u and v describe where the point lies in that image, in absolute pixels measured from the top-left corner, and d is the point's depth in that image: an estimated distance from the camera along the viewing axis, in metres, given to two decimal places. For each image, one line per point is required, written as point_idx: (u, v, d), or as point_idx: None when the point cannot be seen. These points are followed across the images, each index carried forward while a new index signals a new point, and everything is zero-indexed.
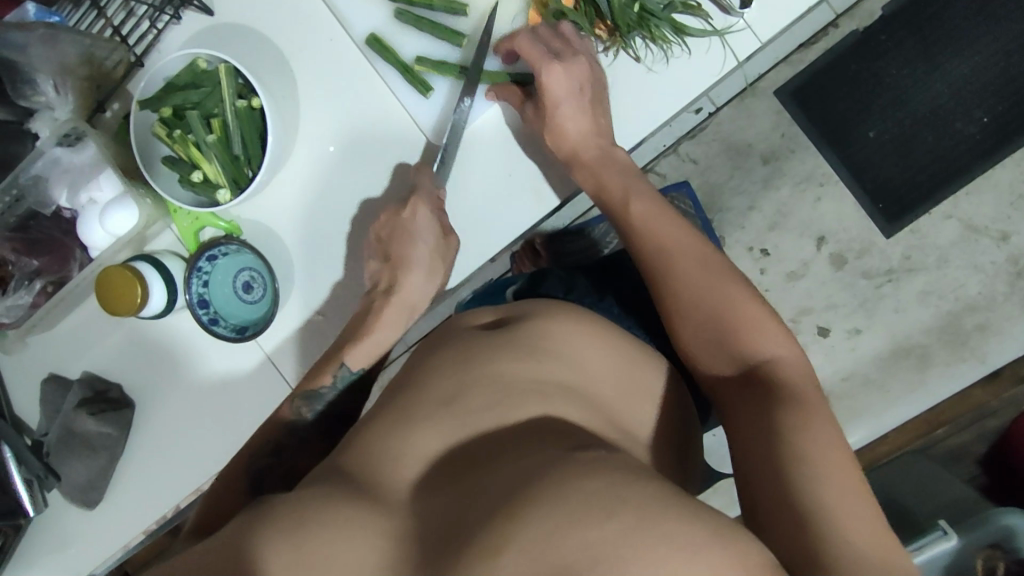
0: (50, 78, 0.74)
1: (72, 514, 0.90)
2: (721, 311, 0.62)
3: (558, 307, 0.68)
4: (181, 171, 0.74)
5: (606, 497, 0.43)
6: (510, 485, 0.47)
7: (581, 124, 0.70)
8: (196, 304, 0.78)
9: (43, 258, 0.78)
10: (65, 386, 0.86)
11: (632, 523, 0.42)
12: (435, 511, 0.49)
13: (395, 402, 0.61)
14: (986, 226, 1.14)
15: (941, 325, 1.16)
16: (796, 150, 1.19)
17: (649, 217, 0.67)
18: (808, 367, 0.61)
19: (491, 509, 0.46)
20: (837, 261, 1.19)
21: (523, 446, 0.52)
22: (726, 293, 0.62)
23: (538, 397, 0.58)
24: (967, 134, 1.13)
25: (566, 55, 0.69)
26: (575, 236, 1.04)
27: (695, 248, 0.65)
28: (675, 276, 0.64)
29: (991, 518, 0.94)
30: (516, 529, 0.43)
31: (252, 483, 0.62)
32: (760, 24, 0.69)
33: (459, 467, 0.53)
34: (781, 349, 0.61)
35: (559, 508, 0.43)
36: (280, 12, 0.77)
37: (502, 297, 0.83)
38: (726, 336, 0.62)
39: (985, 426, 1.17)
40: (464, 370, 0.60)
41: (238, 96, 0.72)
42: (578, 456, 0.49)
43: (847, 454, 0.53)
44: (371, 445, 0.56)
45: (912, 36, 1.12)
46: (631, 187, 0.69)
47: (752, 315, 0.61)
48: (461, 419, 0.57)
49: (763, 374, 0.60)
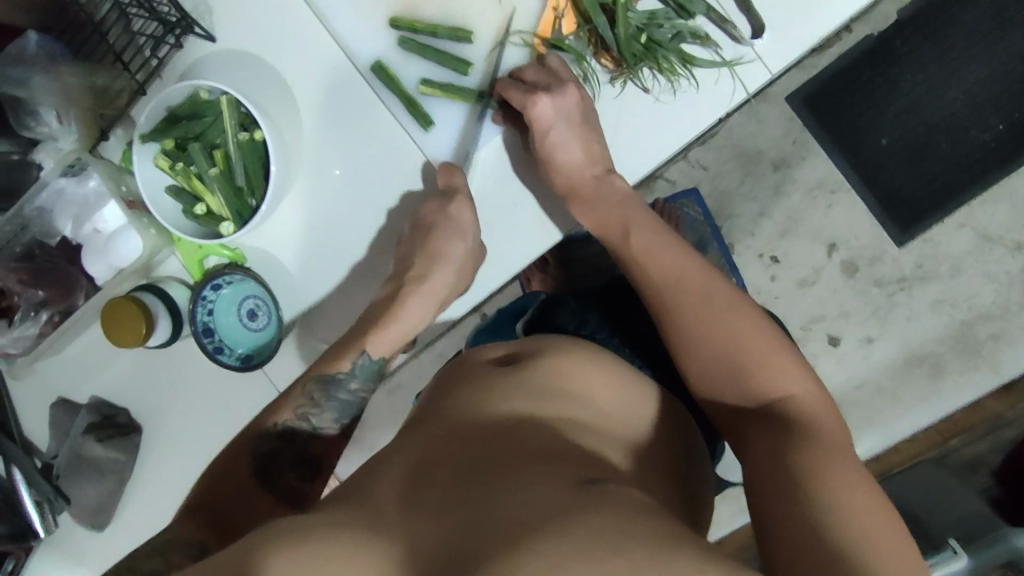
0: (53, 110, 0.74)
1: (84, 533, 0.91)
2: (727, 346, 0.61)
3: (576, 344, 0.67)
4: (184, 203, 0.74)
5: (610, 539, 0.43)
6: (516, 517, 0.46)
7: (586, 150, 0.70)
8: (201, 333, 0.78)
9: (48, 289, 0.78)
10: (74, 409, 0.87)
11: (638, 561, 0.41)
12: (441, 533, 0.47)
13: (409, 434, 0.61)
14: (1001, 235, 1.12)
15: (953, 334, 1.14)
16: (807, 156, 1.17)
17: (651, 251, 0.67)
18: (816, 399, 0.59)
19: (493, 539, 0.44)
20: (849, 269, 1.18)
21: (530, 474, 0.51)
22: (733, 324, 0.61)
23: (545, 430, 0.57)
24: (981, 142, 1.10)
25: (555, 87, 0.69)
26: (583, 242, 1.01)
27: (702, 280, 0.64)
28: (683, 303, 0.63)
29: (1003, 538, 0.94)
30: (521, 557, 0.42)
31: (257, 465, 0.64)
32: (768, 50, 0.66)
33: (466, 491, 0.51)
34: (792, 385, 0.60)
35: (564, 545, 0.42)
36: (281, 39, 0.76)
37: (513, 330, 0.79)
38: (732, 369, 0.61)
39: (999, 437, 1.13)
40: (475, 404, 0.61)
41: (240, 127, 0.72)
42: (585, 499, 0.48)
43: (869, 486, 0.51)
44: (379, 471, 0.56)
45: (927, 41, 1.09)
46: (631, 218, 0.69)
47: (762, 355, 0.60)
48: (470, 446, 0.56)
49: (770, 409, 0.59)
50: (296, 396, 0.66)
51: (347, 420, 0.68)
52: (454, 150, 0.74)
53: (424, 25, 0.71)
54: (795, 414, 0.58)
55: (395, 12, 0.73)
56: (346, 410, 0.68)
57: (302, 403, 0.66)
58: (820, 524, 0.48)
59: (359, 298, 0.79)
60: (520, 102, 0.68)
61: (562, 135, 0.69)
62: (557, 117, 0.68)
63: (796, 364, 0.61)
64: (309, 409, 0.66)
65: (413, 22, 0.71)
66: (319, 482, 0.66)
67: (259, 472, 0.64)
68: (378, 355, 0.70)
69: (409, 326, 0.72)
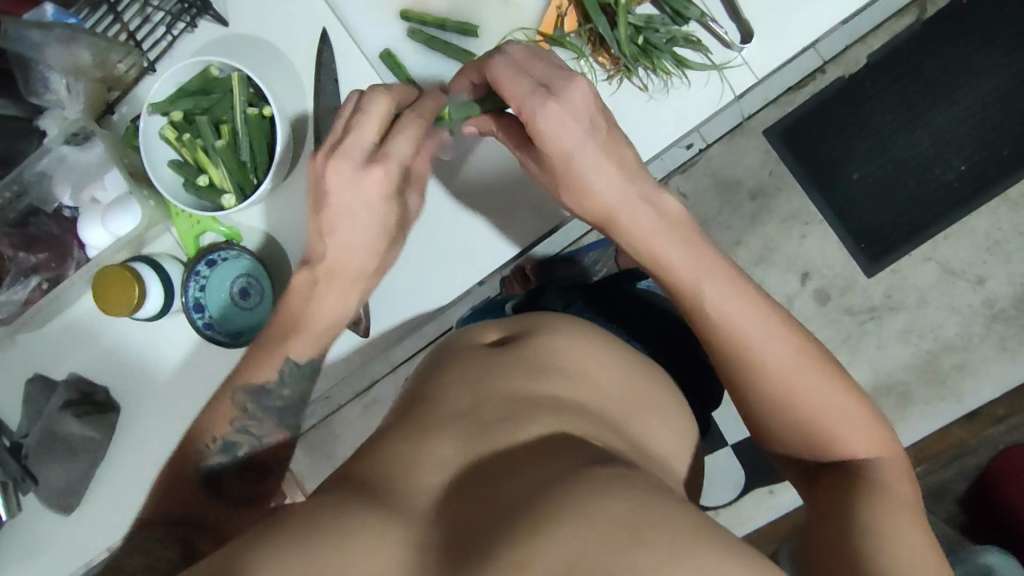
0: (63, 77, 0.77)
1: (51, 520, 0.88)
2: (800, 398, 0.58)
3: (576, 329, 0.68)
4: (187, 176, 0.76)
5: (634, 520, 0.42)
6: (532, 494, 0.46)
7: (618, 165, 0.61)
8: (191, 307, 0.79)
9: (42, 254, 0.80)
10: (51, 386, 0.84)
11: (663, 553, 0.40)
12: (467, 518, 0.47)
13: (408, 415, 0.60)
14: (963, 270, 1.18)
15: (920, 364, 1.19)
16: (783, 187, 1.22)
17: (724, 298, 0.59)
18: (863, 418, 0.59)
19: (515, 522, 0.44)
20: (821, 297, 1.23)
21: (543, 452, 0.52)
22: (807, 379, 0.58)
23: (547, 411, 0.57)
24: (945, 181, 1.16)
25: (557, 84, 0.59)
26: (566, 263, 1.09)
27: (773, 335, 0.58)
28: (729, 335, 0.58)
29: (971, 556, 0.98)
30: (547, 543, 0.41)
31: (205, 473, 0.62)
32: (756, 60, 0.71)
33: (484, 477, 0.51)
34: (855, 437, 0.58)
35: (587, 533, 0.41)
36: (292, 27, 0.79)
37: (503, 309, 0.89)
38: (773, 401, 0.59)
39: (963, 464, 1.19)
40: (479, 385, 0.60)
41: (249, 104, 0.74)
42: (597, 470, 0.47)
43: (925, 532, 0.52)
44: (382, 448, 0.56)
45: (895, 85, 1.16)
46: (701, 262, 0.60)
47: (832, 409, 0.58)
48: (488, 437, 0.55)
49: (815, 432, 0.59)
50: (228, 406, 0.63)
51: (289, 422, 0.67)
52: (466, 150, 0.78)
53: (433, 18, 0.75)
54: (829, 439, 0.59)
55: (405, 5, 0.76)
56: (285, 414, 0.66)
57: (234, 414, 0.63)
58: (860, 554, 0.50)
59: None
60: (523, 103, 0.59)
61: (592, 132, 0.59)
62: (577, 108, 0.59)
63: (862, 408, 0.59)
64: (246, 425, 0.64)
65: (422, 15, 0.75)
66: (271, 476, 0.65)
67: (207, 478, 0.62)
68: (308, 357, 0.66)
69: (332, 318, 0.67)
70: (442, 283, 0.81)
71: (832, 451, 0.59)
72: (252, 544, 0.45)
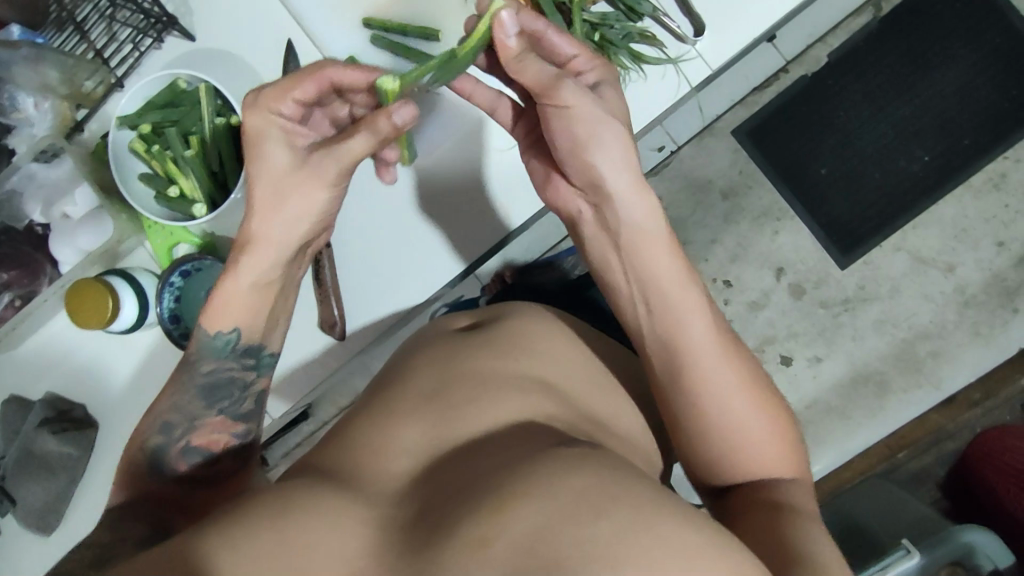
0: (31, 96, 0.79)
1: (28, 544, 0.87)
2: (722, 405, 0.56)
3: (547, 317, 0.69)
4: (157, 187, 0.77)
5: (597, 494, 0.41)
6: (490, 475, 0.46)
7: None
8: (166, 318, 0.79)
9: (12, 271, 0.81)
10: (27, 406, 0.84)
11: (623, 524, 0.39)
12: (429, 502, 0.46)
13: (378, 399, 0.61)
14: (933, 258, 1.20)
15: (896, 352, 1.21)
16: (754, 186, 1.24)
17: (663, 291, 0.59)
18: (796, 467, 0.58)
19: (474, 497, 0.44)
20: (796, 291, 1.24)
21: (516, 434, 0.51)
22: (733, 391, 0.57)
23: (518, 390, 0.57)
24: (910, 171, 1.19)
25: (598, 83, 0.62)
26: (544, 268, 1.03)
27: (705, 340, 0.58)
28: (694, 349, 0.57)
29: (953, 535, 0.97)
30: (507, 518, 0.41)
31: (156, 459, 0.63)
32: (711, 52, 0.73)
33: (446, 460, 0.50)
34: (767, 458, 0.57)
35: (549, 509, 0.40)
36: (259, 39, 0.80)
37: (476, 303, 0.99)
38: (722, 424, 0.57)
39: (943, 449, 1.20)
40: (446, 368, 0.61)
41: (217, 114, 0.75)
42: (563, 451, 0.46)
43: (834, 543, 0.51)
44: (347, 443, 0.56)
45: (857, 81, 1.19)
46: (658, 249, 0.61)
47: (749, 426, 0.57)
48: (448, 424, 0.54)
49: (731, 446, 0.57)
50: (170, 391, 0.67)
51: (228, 409, 0.67)
52: (456, 140, 0.80)
53: (395, 24, 0.77)
54: (747, 465, 0.57)
55: (367, 14, 0.79)
56: (218, 394, 0.67)
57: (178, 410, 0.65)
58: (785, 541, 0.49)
59: (345, 282, 0.83)
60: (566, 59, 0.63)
61: (575, 91, 0.59)
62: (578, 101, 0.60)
63: (779, 431, 0.58)
64: (178, 400, 0.66)
65: (384, 22, 0.77)
66: (224, 461, 0.65)
67: (152, 462, 0.63)
68: (230, 326, 0.66)
69: (236, 291, 0.66)
70: (418, 280, 0.82)
71: (745, 469, 0.57)
72: (215, 531, 0.44)
